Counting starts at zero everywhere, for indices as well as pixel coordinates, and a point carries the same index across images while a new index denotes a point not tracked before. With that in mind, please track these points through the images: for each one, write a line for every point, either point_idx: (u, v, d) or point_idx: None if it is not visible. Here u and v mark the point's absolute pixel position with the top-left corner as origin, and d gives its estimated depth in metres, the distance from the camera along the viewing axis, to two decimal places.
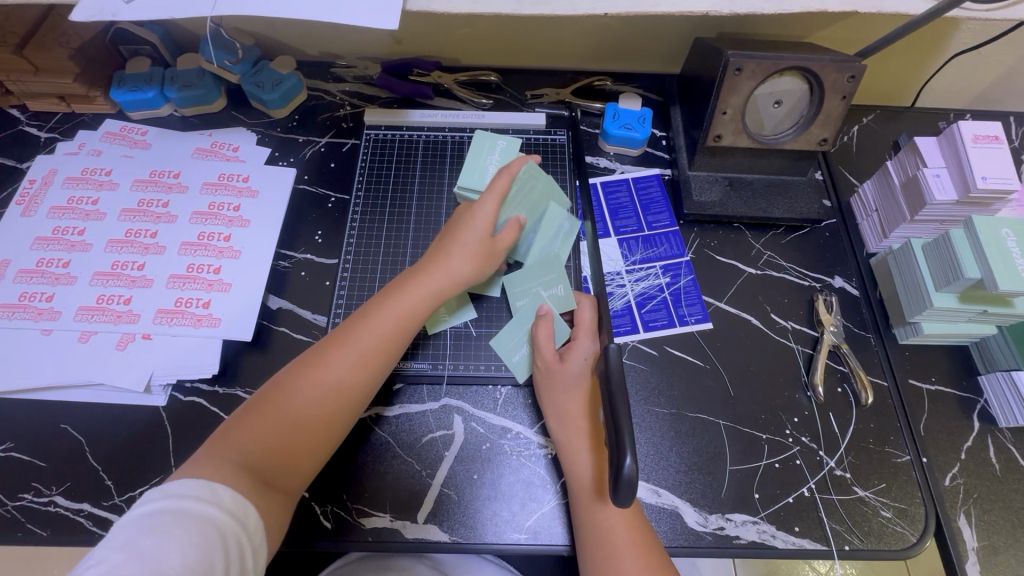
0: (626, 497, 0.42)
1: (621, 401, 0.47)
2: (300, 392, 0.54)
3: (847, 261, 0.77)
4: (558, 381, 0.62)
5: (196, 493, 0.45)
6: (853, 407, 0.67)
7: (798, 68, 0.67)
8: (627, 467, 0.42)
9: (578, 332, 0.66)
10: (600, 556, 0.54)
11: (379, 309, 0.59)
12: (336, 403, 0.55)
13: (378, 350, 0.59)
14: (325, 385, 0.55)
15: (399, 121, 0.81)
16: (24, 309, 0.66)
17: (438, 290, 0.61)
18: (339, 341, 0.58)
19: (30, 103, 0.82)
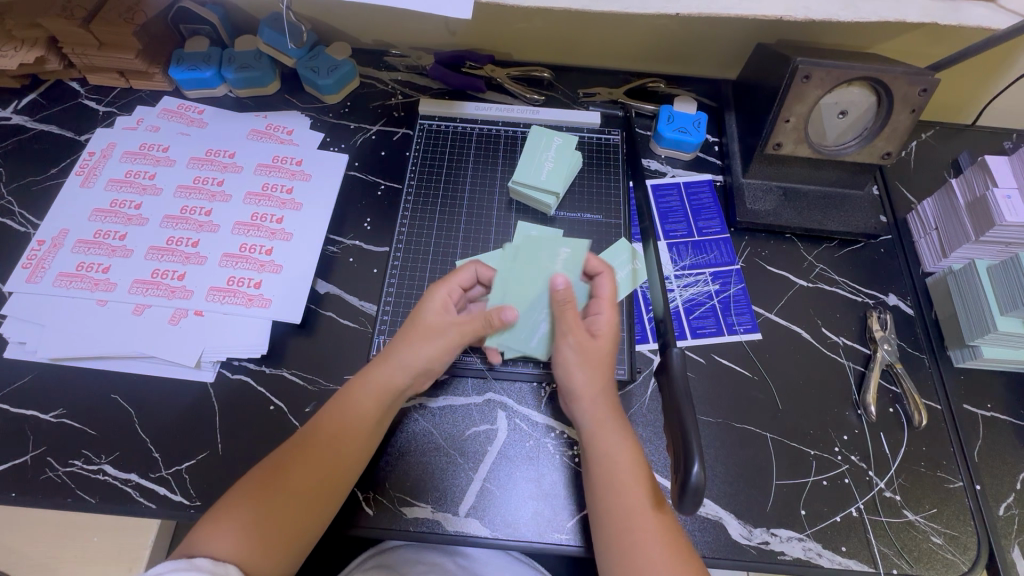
0: (693, 505, 0.42)
1: (687, 411, 0.47)
2: (297, 472, 0.54)
3: (902, 279, 0.75)
4: (593, 361, 0.59)
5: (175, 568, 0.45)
6: (905, 429, 0.65)
7: (868, 78, 0.66)
8: (695, 476, 0.42)
9: (599, 305, 0.62)
10: (620, 541, 0.52)
11: (370, 392, 0.58)
12: (333, 485, 0.55)
13: (368, 432, 0.57)
14: (323, 465, 0.54)
15: (453, 113, 0.81)
16: (82, 279, 0.67)
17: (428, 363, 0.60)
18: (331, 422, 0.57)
19: (91, 77, 0.83)
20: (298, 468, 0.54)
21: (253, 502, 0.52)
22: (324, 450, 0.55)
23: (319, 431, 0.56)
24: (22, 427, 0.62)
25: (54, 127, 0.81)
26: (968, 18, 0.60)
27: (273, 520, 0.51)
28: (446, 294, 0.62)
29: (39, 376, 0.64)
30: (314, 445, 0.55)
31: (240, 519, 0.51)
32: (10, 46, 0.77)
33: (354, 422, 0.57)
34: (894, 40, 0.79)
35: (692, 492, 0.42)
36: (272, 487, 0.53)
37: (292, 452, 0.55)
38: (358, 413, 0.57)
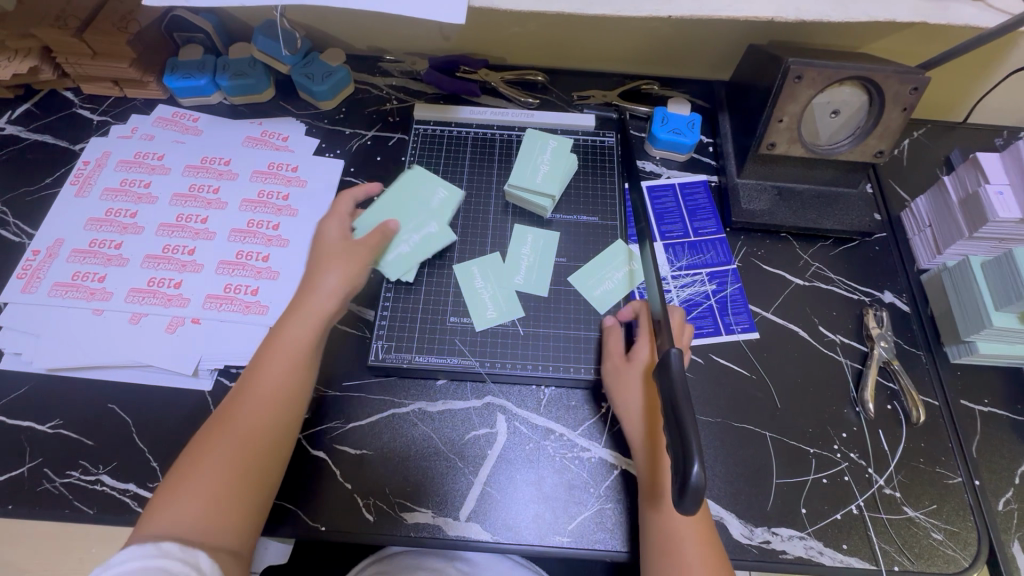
0: (693, 505, 0.42)
1: (686, 410, 0.46)
2: (220, 445, 0.53)
3: (897, 276, 0.75)
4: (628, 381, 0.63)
5: (142, 552, 0.45)
6: (903, 425, 0.65)
7: (860, 77, 0.66)
8: (694, 476, 0.42)
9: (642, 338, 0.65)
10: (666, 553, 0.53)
11: (285, 346, 0.58)
12: (261, 449, 0.53)
13: (291, 384, 0.57)
14: (240, 434, 0.53)
15: (448, 117, 0.81)
16: (78, 288, 0.67)
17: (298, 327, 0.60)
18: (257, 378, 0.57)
19: (84, 86, 0.83)
20: (215, 443, 0.53)
21: (181, 486, 0.50)
22: (239, 421, 0.54)
23: (230, 406, 0.55)
24: (19, 438, 0.61)
25: (48, 136, 0.81)
26: (957, 17, 0.61)
27: (207, 494, 0.50)
28: (339, 224, 0.67)
29: (35, 387, 0.64)
30: (227, 419, 0.54)
31: (179, 502, 0.50)
32: (4, 57, 0.77)
33: (265, 390, 0.56)
34: (885, 40, 0.80)
35: (692, 493, 0.42)
36: (192, 467, 0.51)
37: (209, 431, 0.54)
38: (268, 380, 0.56)
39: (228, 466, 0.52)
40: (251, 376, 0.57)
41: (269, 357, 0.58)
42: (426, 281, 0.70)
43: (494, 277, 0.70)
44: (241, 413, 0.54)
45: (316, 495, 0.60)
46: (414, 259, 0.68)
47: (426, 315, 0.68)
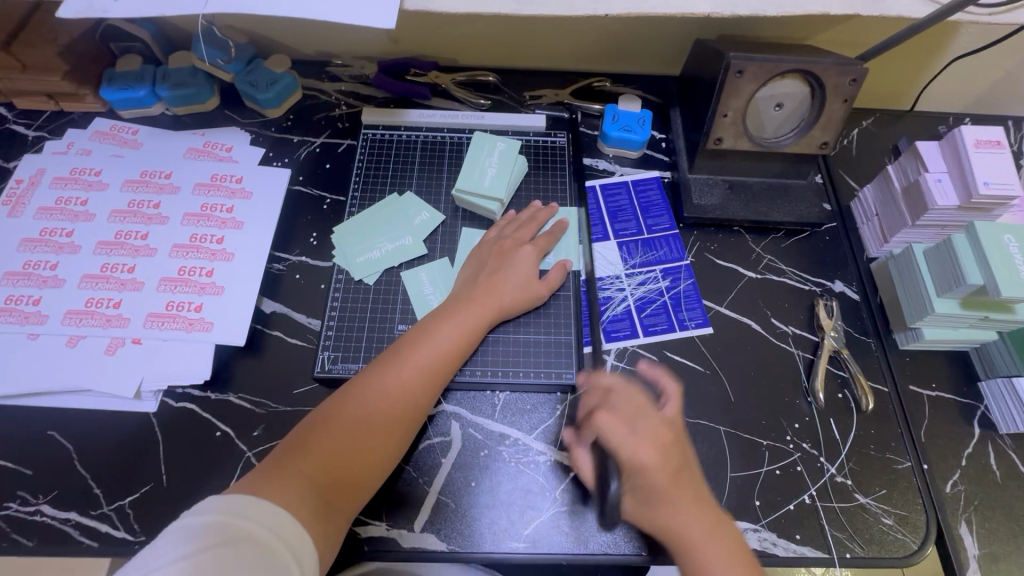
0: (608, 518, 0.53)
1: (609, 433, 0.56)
2: (351, 420, 0.54)
3: (847, 265, 0.76)
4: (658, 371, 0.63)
5: (242, 509, 0.44)
6: (853, 413, 0.66)
7: (799, 71, 0.67)
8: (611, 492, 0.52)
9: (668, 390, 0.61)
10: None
11: (450, 330, 0.61)
12: (388, 434, 0.56)
13: (440, 368, 0.60)
14: (379, 412, 0.55)
15: (397, 121, 0.79)
16: (11, 312, 0.64)
17: (484, 318, 0.63)
18: (414, 346, 0.60)
19: (17, 101, 0.81)
20: (353, 414, 0.55)
21: (310, 451, 0.52)
22: (375, 400, 0.56)
23: (368, 380, 0.57)
24: None
25: None
26: (890, 8, 0.62)
27: (332, 467, 0.52)
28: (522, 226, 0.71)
29: None
30: (363, 395, 0.56)
31: (305, 465, 0.51)
32: None
33: (420, 366, 0.59)
34: (828, 32, 0.81)
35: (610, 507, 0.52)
36: (323, 434, 0.53)
37: (345, 399, 0.56)
38: (413, 368, 0.58)
39: (358, 442, 0.54)
40: (387, 361, 0.59)
41: (420, 349, 0.60)
42: (374, 289, 0.68)
43: (439, 279, 0.68)
44: (380, 396, 0.56)
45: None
46: (383, 266, 0.69)
47: (375, 323, 0.67)
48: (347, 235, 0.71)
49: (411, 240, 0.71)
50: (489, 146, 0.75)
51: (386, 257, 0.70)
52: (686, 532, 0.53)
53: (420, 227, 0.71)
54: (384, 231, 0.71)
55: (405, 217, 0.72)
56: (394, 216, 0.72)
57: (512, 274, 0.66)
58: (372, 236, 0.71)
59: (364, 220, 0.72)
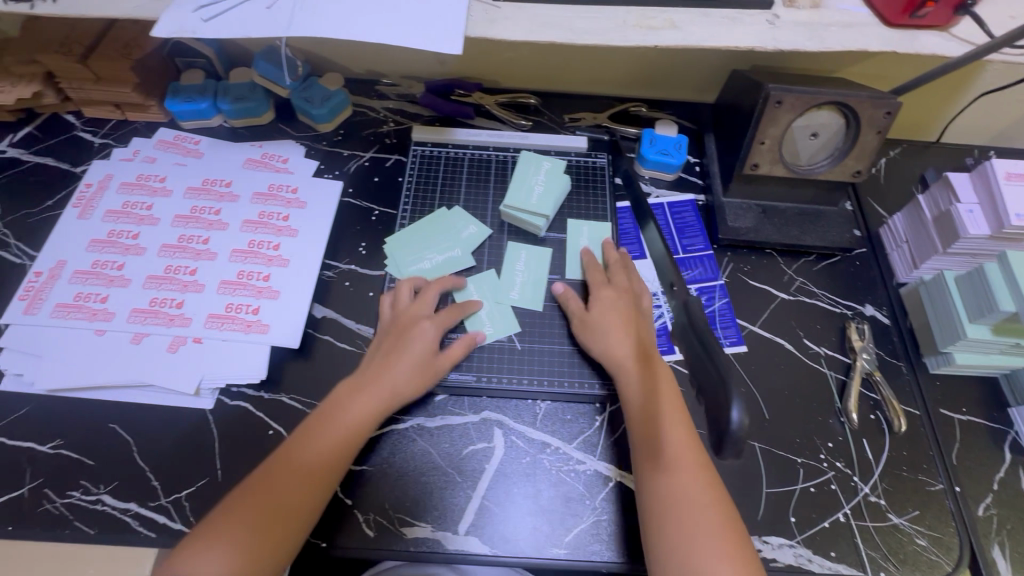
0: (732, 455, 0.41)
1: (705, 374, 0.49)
2: (275, 492, 0.55)
3: (877, 290, 0.79)
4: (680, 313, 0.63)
5: None
6: (886, 434, 0.68)
7: (835, 103, 0.70)
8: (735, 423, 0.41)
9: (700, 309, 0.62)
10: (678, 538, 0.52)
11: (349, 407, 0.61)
12: (300, 517, 0.54)
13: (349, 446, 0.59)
14: (293, 487, 0.55)
15: (445, 139, 0.83)
16: (79, 309, 0.67)
17: (372, 400, 0.61)
18: (338, 420, 0.60)
19: (86, 109, 0.86)
20: (274, 485, 0.55)
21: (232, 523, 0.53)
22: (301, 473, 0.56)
23: (292, 450, 0.58)
24: (20, 460, 0.62)
25: (52, 159, 0.83)
26: (924, 47, 0.66)
27: (239, 541, 0.52)
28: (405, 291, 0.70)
29: (36, 408, 0.64)
30: (291, 466, 0.56)
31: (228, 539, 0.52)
32: (8, 82, 0.80)
33: (326, 443, 0.58)
34: (858, 66, 0.85)
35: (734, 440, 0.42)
36: (247, 504, 0.54)
37: (267, 473, 0.56)
38: (330, 443, 0.58)
39: (269, 517, 0.53)
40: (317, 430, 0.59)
41: (313, 436, 0.59)
42: None
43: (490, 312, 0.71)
44: (295, 473, 0.56)
45: (330, 520, 0.61)
46: (432, 275, 0.72)
47: None
48: (398, 245, 0.75)
49: (460, 252, 0.74)
50: (534, 165, 0.78)
51: (436, 266, 0.73)
52: (664, 445, 0.57)
53: (468, 240, 0.75)
54: (433, 242, 0.74)
55: (454, 230, 0.75)
56: (442, 229, 0.75)
57: (404, 357, 0.64)
58: (422, 246, 0.74)
59: (414, 231, 0.75)
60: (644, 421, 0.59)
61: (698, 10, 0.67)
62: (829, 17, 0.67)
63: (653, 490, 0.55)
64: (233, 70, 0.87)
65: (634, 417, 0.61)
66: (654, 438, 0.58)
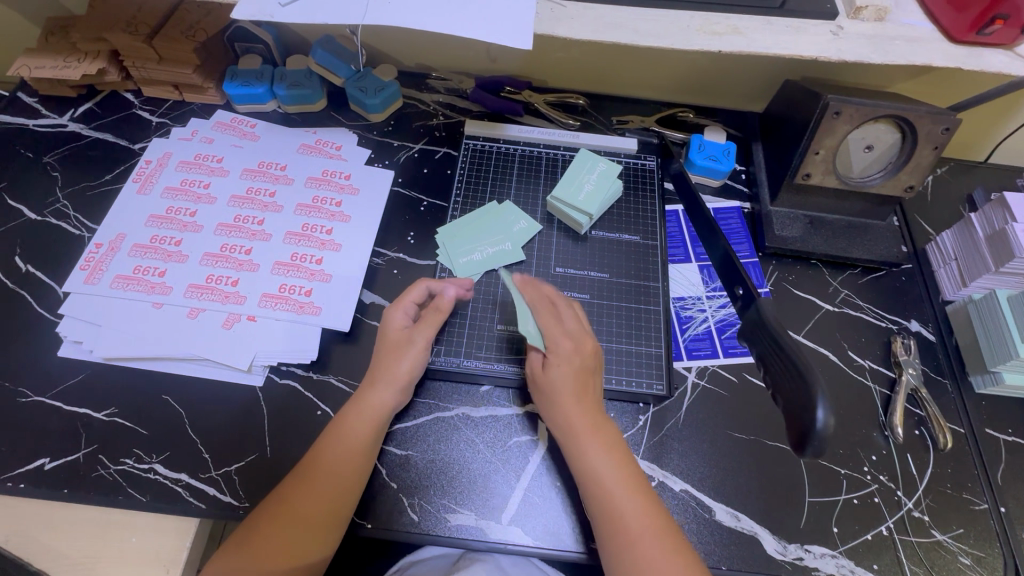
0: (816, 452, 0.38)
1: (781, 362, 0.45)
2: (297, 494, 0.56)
3: (922, 306, 0.78)
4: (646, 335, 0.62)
5: None
6: (930, 451, 0.67)
7: (893, 116, 0.70)
8: (819, 420, 0.38)
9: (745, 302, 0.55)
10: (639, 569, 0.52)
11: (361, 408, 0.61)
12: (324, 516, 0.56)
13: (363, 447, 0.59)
14: (313, 498, 0.56)
15: (496, 134, 0.84)
16: (138, 282, 0.69)
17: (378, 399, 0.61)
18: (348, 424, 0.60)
19: (145, 89, 0.87)
20: (293, 500, 0.56)
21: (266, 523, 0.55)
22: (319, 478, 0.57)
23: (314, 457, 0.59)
24: (76, 425, 0.63)
25: (111, 135, 0.85)
26: (988, 65, 0.65)
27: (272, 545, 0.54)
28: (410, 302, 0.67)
29: (92, 374, 0.66)
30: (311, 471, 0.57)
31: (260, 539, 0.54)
32: (74, 58, 0.82)
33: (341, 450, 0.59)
34: (908, 82, 0.86)
35: (816, 442, 0.39)
36: (263, 524, 0.55)
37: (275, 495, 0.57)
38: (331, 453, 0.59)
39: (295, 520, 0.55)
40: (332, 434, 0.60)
41: (318, 449, 0.59)
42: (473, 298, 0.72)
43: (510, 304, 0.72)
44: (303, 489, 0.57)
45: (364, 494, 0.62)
46: (483, 268, 0.73)
47: (474, 330, 0.70)
48: (448, 236, 0.75)
49: (510, 246, 0.74)
50: (586, 163, 0.79)
51: (487, 259, 0.73)
52: (624, 518, 0.54)
53: (519, 234, 0.75)
54: (485, 234, 0.75)
55: (506, 224, 0.76)
56: (493, 222, 0.76)
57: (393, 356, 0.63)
58: (470, 238, 0.75)
59: (467, 222, 0.76)
60: (600, 497, 0.56)
61: (761, 19, 0.67)
62: (893, 31, 0.67)
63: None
64: (290, 57, 0.88)
65: (593, 492, 0.56)
66: (611, 511, 0.55)
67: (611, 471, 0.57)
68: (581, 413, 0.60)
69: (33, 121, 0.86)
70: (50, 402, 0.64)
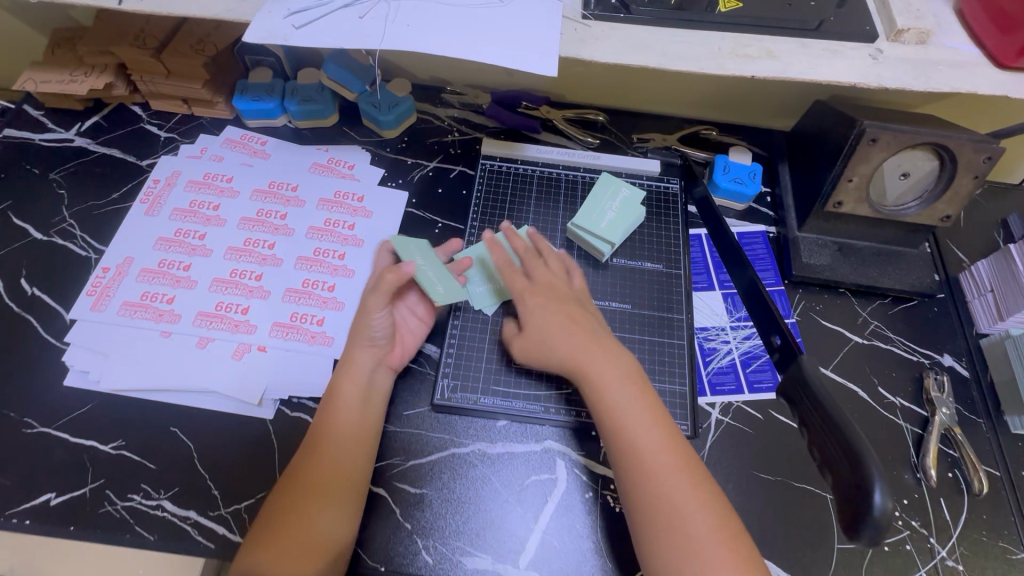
0: (868, 539, 0.37)
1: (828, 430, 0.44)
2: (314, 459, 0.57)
3: (955, 339, 0.75)
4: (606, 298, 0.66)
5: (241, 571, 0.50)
6: (964, 495, 0.65)
7: (932, 144, 0.67)
8: (875, 504, 0.37)
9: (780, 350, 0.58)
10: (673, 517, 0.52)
11: (351, 369, 0.62)
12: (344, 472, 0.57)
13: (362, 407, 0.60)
14: (333, 466, 0.57)
15: (514, 154, 0.82)
16: (145, 309, 0.68)
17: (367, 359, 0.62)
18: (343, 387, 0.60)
19: (153, 102, 0.85)
20: (309, 468, 0.56)
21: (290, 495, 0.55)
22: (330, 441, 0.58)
23: (318, 427, 0.59)
24: (82, 459, 0.61)
25: (118, 150, 0.83)
26: None
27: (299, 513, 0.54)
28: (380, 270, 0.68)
29: (99, 405, 0.64)
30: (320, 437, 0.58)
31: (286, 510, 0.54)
32: (81, 72, 0.80)
33: (343, 415, 0.59)
34: (938, 102, 0.83)
35: (870, 524, 0.37)
36: (286, 495, 0.55)
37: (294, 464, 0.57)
38: (344, 419, 0.60)
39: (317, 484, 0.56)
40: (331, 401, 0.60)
41: (321, 420, 0.59)
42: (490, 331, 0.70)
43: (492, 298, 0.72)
44: (329, 458, 0.57)
45: (364, 521, 0.60)
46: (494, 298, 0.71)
47: (492, 363, 0.69)
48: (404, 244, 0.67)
49: None
50: (608, 189, 0.76)
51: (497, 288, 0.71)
52: (642, 449, 0.55)
53: None
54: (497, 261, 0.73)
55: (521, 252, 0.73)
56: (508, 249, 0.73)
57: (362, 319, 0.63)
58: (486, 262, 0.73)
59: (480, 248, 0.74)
60: (615, 426, 0.57)
61: (796, 41, 0.64)
62: (935, 55, 0.64)
63: (650, 512, 0.53)
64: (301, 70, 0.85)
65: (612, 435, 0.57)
66: (628, 444, 0.55)
67: (628, 402, 0.57)
68: (584, 342, 0.61)
69: (39, 136, 0.84)
70: (56, 433, 0.63)
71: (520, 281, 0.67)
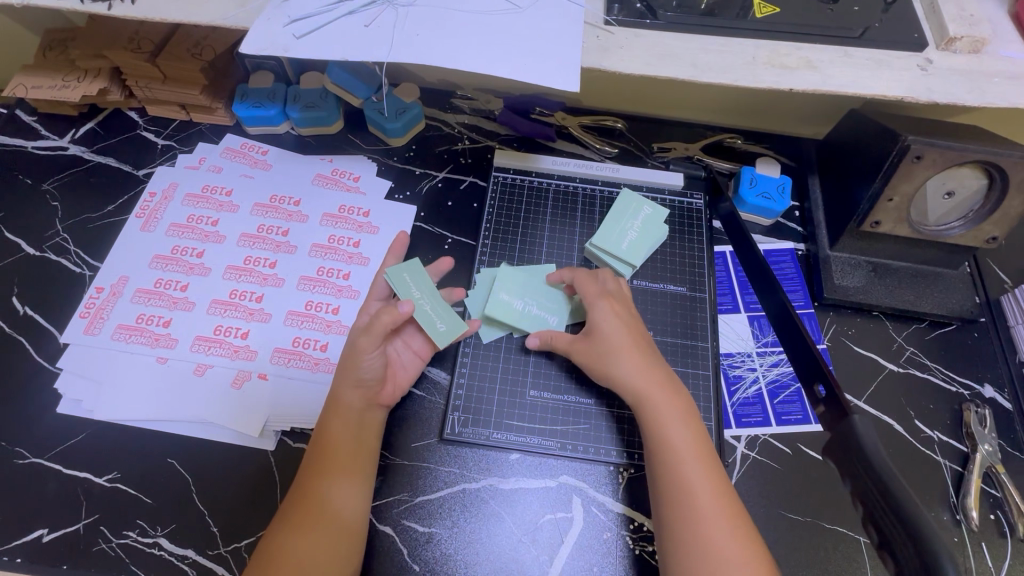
0: None
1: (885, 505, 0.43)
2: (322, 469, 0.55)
3: (997, 368, 0.71)
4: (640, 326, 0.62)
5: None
6: (1008, 539, 0.61)
7: (981, 162, 0.62)
8: None
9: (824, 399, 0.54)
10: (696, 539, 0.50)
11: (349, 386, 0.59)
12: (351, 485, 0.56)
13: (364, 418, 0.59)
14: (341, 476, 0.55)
15: (528, 166, 0.78)
16: (141, 333, 0.65)
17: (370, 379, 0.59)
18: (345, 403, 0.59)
19: (150, 108, 0.81)
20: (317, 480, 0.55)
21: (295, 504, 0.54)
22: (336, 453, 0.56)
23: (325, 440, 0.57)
24: (75, 492, 0.58)
25: (113, 160, 0.79)
26: None
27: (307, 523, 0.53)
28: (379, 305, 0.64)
29: (93, 434, 0.61)
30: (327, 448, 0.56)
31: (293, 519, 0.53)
32: (74, 77, 0.76)
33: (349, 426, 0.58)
34: (974, 113, 0.79)
35: None
36: (293, 504, 0.54)
37: (303, 482, 0.55)
38: (352, 438, 0.57)
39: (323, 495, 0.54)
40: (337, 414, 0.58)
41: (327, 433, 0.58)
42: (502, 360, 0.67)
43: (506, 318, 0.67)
44: (337, 480, 0.55)
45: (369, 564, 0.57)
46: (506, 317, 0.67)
47: (506, 392, 0.66)
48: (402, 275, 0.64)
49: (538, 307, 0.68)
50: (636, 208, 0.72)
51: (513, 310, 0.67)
52: (686, 482, 0.52)
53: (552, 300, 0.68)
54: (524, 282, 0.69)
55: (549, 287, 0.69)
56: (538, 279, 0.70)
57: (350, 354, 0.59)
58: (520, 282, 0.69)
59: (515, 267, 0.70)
60: (669, 458, 0.54)
61: (837, 49, 0.59)
62: (989, 66, 0.59)
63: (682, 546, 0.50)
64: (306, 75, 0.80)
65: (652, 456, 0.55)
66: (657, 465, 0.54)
67: (685, 437, 0.55)
68: (636, 355, 0.60)
69: (32, 143, 0.80)
70: (48, 464, 0.60)
71: (593, 289, 0.65)
